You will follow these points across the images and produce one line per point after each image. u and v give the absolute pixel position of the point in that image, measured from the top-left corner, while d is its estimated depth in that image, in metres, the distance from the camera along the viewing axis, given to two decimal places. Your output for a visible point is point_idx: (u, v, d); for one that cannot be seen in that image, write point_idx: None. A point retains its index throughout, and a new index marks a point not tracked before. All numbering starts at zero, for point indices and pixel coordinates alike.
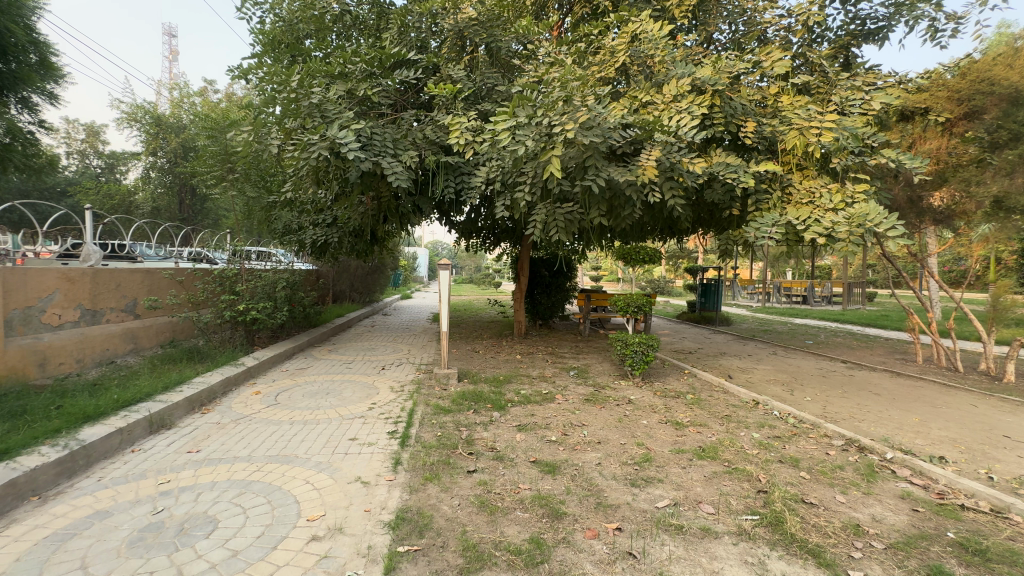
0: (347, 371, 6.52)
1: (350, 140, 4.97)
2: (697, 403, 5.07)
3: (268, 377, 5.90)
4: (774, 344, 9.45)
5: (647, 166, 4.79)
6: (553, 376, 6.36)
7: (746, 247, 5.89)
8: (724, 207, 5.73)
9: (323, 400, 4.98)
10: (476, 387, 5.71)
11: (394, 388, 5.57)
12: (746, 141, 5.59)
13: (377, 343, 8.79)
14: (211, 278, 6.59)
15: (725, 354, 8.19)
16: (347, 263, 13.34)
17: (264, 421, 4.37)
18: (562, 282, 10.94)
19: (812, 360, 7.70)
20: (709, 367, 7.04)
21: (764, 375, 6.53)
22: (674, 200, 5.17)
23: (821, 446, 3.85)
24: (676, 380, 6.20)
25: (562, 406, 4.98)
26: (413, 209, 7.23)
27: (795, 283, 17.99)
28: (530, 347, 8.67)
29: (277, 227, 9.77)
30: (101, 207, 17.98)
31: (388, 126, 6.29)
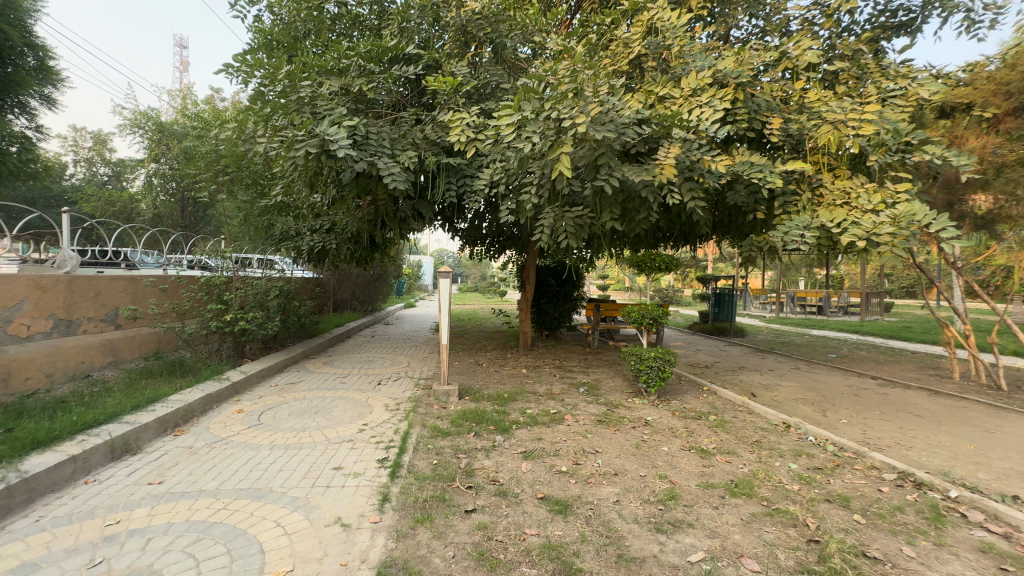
0: (340, 386, 6.08)
1: (342, 137, 4.58)
2: (721, 426, 4.59)
3: (254, 393, 5.48)
4: (795, 357, 8.93)
5: (666, 165, 4.36)
6: (562, 393, 5.89)
7: (771, 255, 5.43)
8: (748, 209, 5.29)
9: (310, 421, 4.54)
10: (478, 405, 5.25)
11: (389, 406, 5.13)
12: (771, 139, 5.16)
13: (375, 355, 8.37)
14: (199, 286, 6.22)
15: (744, 368, 7.68)
16: (348, 272, 12.98)
17: (241, 445, 3.94)
18: (569, 291, 10.51)
19: (840, 376, 7.18)
20: (729, 383, 6.54)
21: (791, 393, 6.03)
22: (694, 203, 4.73)
23: (871, 482, 3.36)
24: (696, 399, 5.71)
25: (572, 429, 4.51)
26: (413, 213, 6.85)
27: (810, 293, 17.42)
28: (537, 360, 8.22)
29: (275, 234, 9.42)
30: (104, 214, 17.81)
31: (385, 126, 5.93)
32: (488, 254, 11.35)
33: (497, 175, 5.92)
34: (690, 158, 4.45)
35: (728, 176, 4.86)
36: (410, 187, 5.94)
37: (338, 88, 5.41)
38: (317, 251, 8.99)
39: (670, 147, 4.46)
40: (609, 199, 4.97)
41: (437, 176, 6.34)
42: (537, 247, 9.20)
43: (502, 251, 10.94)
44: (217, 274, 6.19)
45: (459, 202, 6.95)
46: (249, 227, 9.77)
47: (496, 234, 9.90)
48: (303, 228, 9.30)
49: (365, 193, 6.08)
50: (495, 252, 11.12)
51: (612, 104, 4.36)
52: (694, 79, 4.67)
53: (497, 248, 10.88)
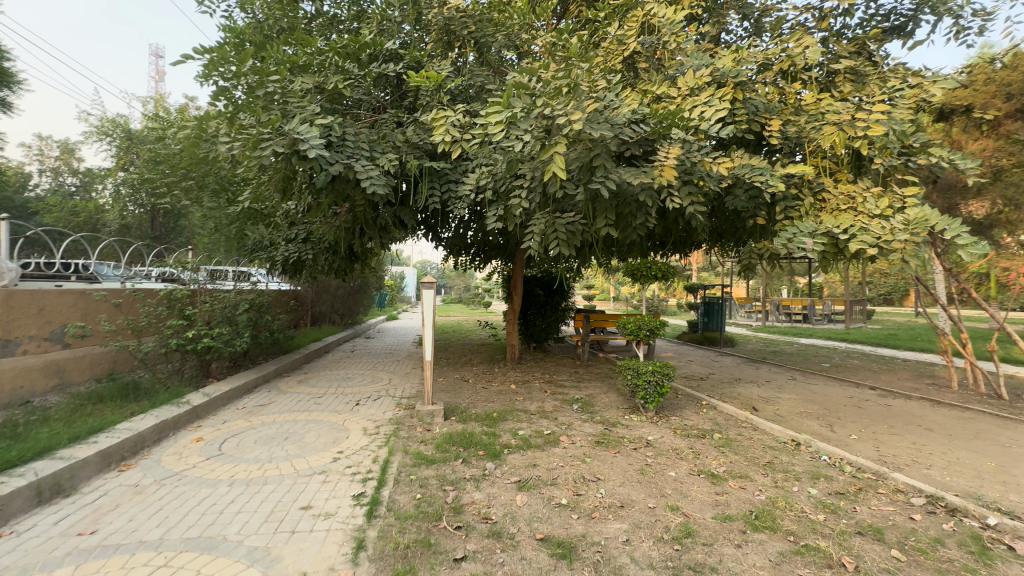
0: (315, 407, 5.60)
1: (314, 136, 4.18)
2: (728, 446, 4.27)
3: (218, 417, 4.97)
4: (789, 367, 8.74)
5: (666, 167, 4.08)
6: (555, 411, 5.52)
7: (772, 262, 5.19)
8: (748, 214, 5.05)
9: (278, 450, 4.08)
10: (466, 427, 4.85)
11: (368, 430, 4.68)
12: (771, 141, 4.95)
13: (354, 372, 7.87)
14: (159, 300, 5.71)
15: (740, 380, 7.43)
16: (327, 284, 12.46)
17: (196, 481, 3.46)
18: (558, 301, 10.18)
19: (838, 386, 6.97)
20: (728, 397, 6.26)
21: (793, 406, 5.77)
22: (694, 207, 4.46)
23: (901, 509, 3.06)
24: (696, 415, 5.40)
25: (569, 452, 4.14)
26: (395, 220, 6.47)
27: (794, 301, 17.49)
28: (526, 374, 7.85)
29: (247, 244, 8.90)
30: (67, 225, 16.90)
31: (363, 128, 5.57)
32: (473, 264, 10.99)
33: (484, 179, 5.60)
34: (691, 160, 4.19)
35: (728, 179, 4.62)
36: (390, 192, 5.57)
37: (313, 85, 5.03)
38: (293, 262, 8.51)
39: (669, 148, 4.19)
40: (603, 203, 4.68)
41: (420, 181, 5.99)
42: (525, 256, 8.87)
43: (487, 261, 10.60)
44: (179, 287, 5.69)
45: (443, 209, 6.60)
46: (219, 237, 9.23)
47: (482, 243, 9.56)
48: (278, 237, 8.81)
49: (342, 198, 5.69)
50: (480, 262, 10.77)
51: (608, 101, 4.08)
52: (693, 78, 4.43)
53: (482, 258, 10.54)
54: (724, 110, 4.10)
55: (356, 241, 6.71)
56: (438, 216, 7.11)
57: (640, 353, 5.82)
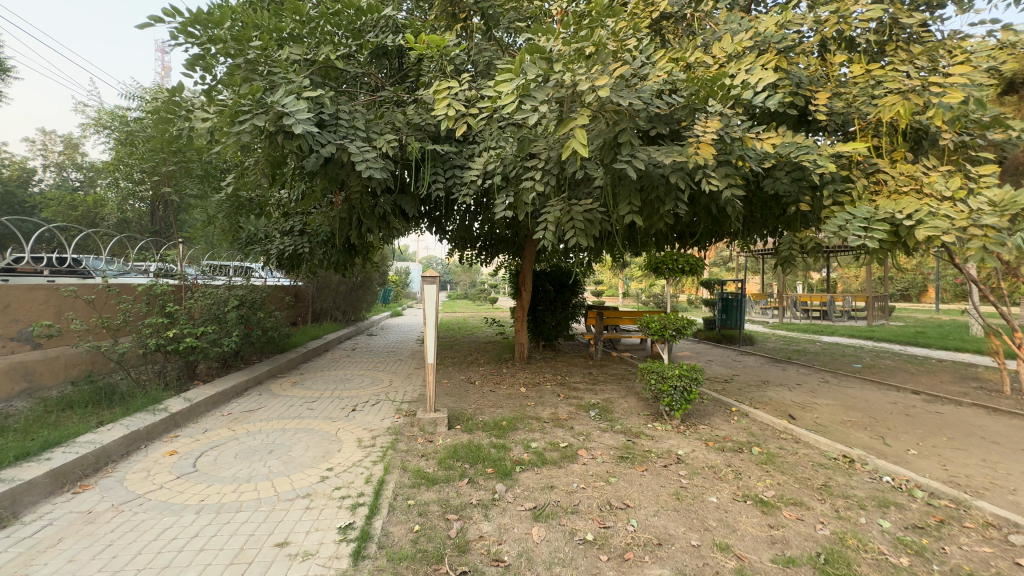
0: (307, 413, 5.12)
1: (300, 109, 3.66)
2: (771, 463, 3.74)
3: (199, 425, 4.50)
4: (817, 368, 8.16)
5: (702, 142, 3.55)
6: (570, 419, 5.01)
7: (815, 253, 4.62)
8: (785, 198, 4.52)
9: (259, 466, 3.60)
10: (472, 438, 4.34)
11: (362, 442, 4.18)
12: (818, 116, 4.36)
13: (353, 372, 7.39)
14: (139, 297, 5.24)
15: (767, 382, 6.88)
16: (328, 279, 12.07)
17: (159, 507, 2.97)
18: (568, 297, 9.66)
19: (877, 390, 6.39)
20: (759, 402, 5.71)
21: (833, 414, 5.22)
22: (733, 191, 3.91)
23: (999, 550, 2.53)
24: (728, 424, 4.86)
25: (590, 470, 3.62)
26: (395, 210, 5.99)
27: (813, 297, 16.85)
28: (536, 375, 7.34)
29: (241, 237, 8.47)
30: (66, 220, 16.55)
31: (359, 106, 5.05)
32: (479, 258, 10.52)
33: (492, 163, 5.10)
34: (731, 134, 3.64)
35: (771, 158, 4.06)
36: (389, 177, 5.05)
37: (301, 56, 4.49)
38: (289, 255, 8.06)
39: (706, 120, 3.64)
40: (627, 187, 4.17)
41: (422, 165, 5.51)
42: (535, 247, 8.38)
43: (494, 254, 10.08)
44: (160, 282, 5.25)
45: (447, 197, 6.10)
46: (212, 229, 8.80)
47: (489, 235, 9.09)
48: (273, 230, 8.35)
49: (337, 185, 5.21)
50: (487, 257, 10.30)
51: (637, 67, 3.53)
52: (731, 40, 3.86)
53: (489, 252, 10.07)
54: (771, 76, 3.55)
55: (354, 233, 6.22)
56: (442, 205, 6.58)
57: (662, 353, 5.22)
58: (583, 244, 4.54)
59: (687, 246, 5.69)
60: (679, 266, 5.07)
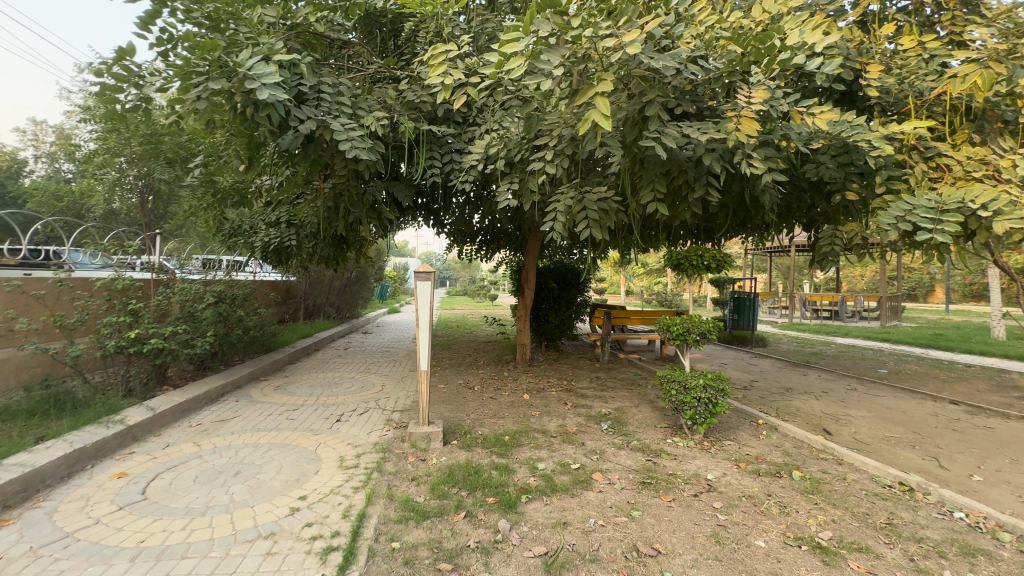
0: (286, 424, 4.58)
1: (270, 74, 3.11)
2: (818, 492, 3.21)
3: (160, 440, 3.96)
4: (840, 373, 7.63)
5: (745, 116, 3.01)
6: (580, 432, 4.48)
7: (859, 249, 4.08)
8: (826, 185, 3.99)
9: (219, 495, 3.05)
10: (470, 457, 3.80)
11: (345, 462, 3.64)
12: (869, 92, 3.80)
13: (342, 375, 6.86)
14: (100, 293, 4.69)
15: (791, 389, 6.34)
16: (321, 275, 11.55)
17: (87, 551, 2.44)
18: (573, 295, 9.12)
19: (912, 400, 5.86)
20: (787, 414, 5.17)
21: (872, 428, 4.70)
22: (774, 176, 3.37)
23: None
24: (758, 441, 4.33)
25: (608, 500, 3.09)
26: (387, 198, 5.45)
27: (823, 297, 16.36)
28: (539, 380, 6.81)
29: (224, 228, 7.94)
30: (50, 211, 15.91)
31: (345, 79, 4.48)
32: (479, 254, 10.00)
33: (495, 145, 4.58)
34: (778, 107, 3.10)
35: (819, 138, 3.52)
36: (378, 161, 4.50)
37: (277, 18, 3.92)
38: (275, 248, 7.51)
39: (748, 90, 3.09)
40: (651, 171, 3.63)
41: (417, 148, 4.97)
42: (540, 239, 7.88)
43: (495, 249, 9.54)
44: (123, 276, 4.71)
45: (443, 185, 5.55)
46: (196, 220, 8.23)
47: (490, 228, 8.58)
48: (258, 221, 7.80)
49: (322, 168, 4.67)
50: (487, 252, 9.79)
51: (669, 25, 2.97)
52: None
53: (489, 247, 9.55)
54: (830, 37, 3.00)
55: (342, 224, 5.67)
56: (439, 194, 6.03)
57: (683, 359, 4.68)
58: (597, 237, 4.01)
59: (708, 240, 5.16)
60: (703, 262, 4.52)
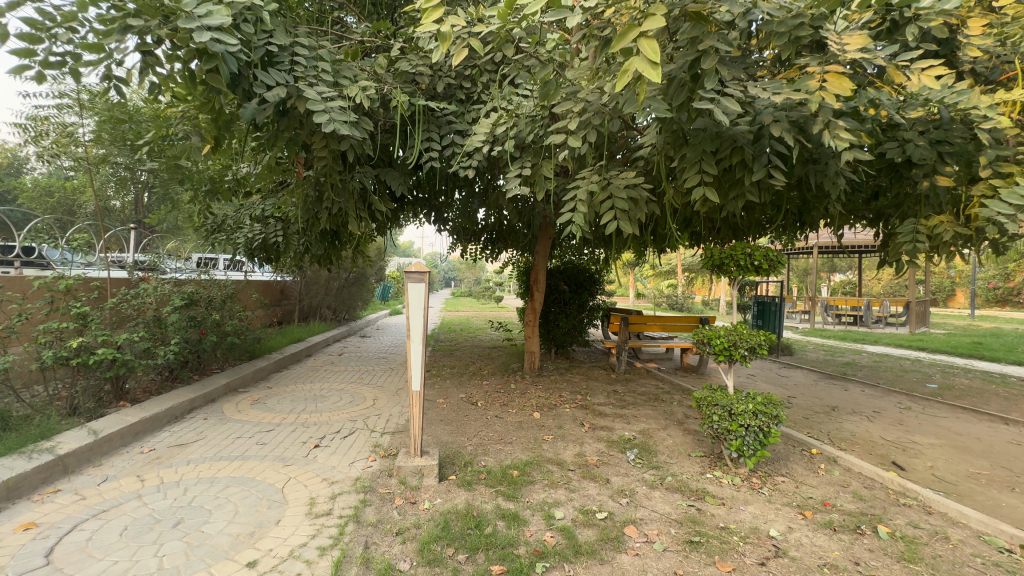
0: (255, 450, 3.88)
1: (216, 17, 2.43)
2: (923, 561, 2.47)
3: (96, 473, 3.28)
4: (885, 387, 6.86)
5: (833, 69, 2.30)
6: (603, 464, 3.76)
7: (947, 247, 3.35)
8: (909, 169, 3.26)
9: (143, 559, 2.36)
10: (471, 500, 3.10)
11: (315, 507, 2.93)
12: (970, 52, 3.07)
13: (331, 387, 6.18)
14: (42, 295, 4.04)
15: (836, 408, 5.58)
16: (317, 275, 10.96)
17: None
18: (586, 299, 8.41)
19: (981, 423, 5.09)
20: (842, 441, 4.42)
21: (951, 461, 3.95)
22: (860, 152, 2.64)
23: None
24: (819, 479, 3.59)
25: (649, 570, 2.38)
26: (379, 188, 4.78)
27: (844, 301, 15.64)
28: (551, 393, 6.10)
29: (207, 224, 7.31)
30: (40, 208, 15.32)
31: (327, 43, 3.81)
32: (484, 252, 9.33)
33: (503, 123, 3.89)
34: (876, 59, 2.38)
35: (916, 106, 2.79)
36: (365, 140, 3.83)
37: None
38: (260, 245, 6.86)
39: (837, 37, 2.38)
40: (697, 147, 2.92)
41: (412, 128, 4.30)
42: (551, 236, 7.22)
43: (501, 247, 8.86)
44: (70, 276, 4.07)
45: (444, 173, 4.86)
46: (178, 214, 7.60)
47: (496, 223, 7.91)
48: (243, 216, 7.16)
49: (300, 150, 3.99)
50: (492, 251, 9.12)
51: None
52: None
53: (495, 245, 8.89)
54: None
55: (328, 217, 5.00)
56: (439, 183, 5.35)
57: (725, 378, 3.91)
58: (627, 230, 3.29)
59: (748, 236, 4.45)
60: (754, 263, 3.71)
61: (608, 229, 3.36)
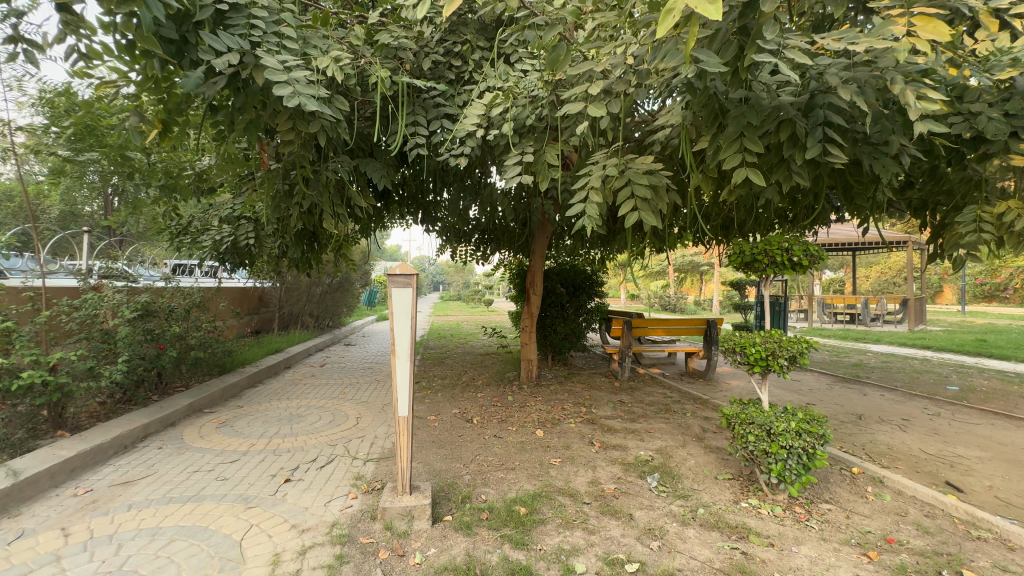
0: (213, 487, 3.29)
1: None
2: None
3: (9, 527, 2.67)
4: (905, 390, 6.48)
5: (923, 10, 1.83)
6: (623, 495, 3.25)
7: (1016, 237, 2.91)
8: (973, 148, 2.82)
9: None
10: (472, 549, 2.56)
11: (279, 568, 2.36)
12: None
13: (310, 403, 5.59)
14: None
15: (863, 416, 5.15)
16: (298, 281, 10.34)
17: None
18: (584, 301, 7.93)
19: (1021, 430, 4.70)
20: (882, 457, 3.98)
21: (1009, 480, 3.52)
22: (940, 121, 2.18)
23: None
24: (870, 506, 3.13)
25: None
26: (360, 181, 4.24)
27: (840, 299, 15.48)
28: (553, 406, 5.59)
29: (172, 226, 6.68)
30: None
31: (294, 9, 3.27)
32: (475, 253, 8.81)
33: (500, 103, 3.39)
34: None
35: (1001, 69, 2.33)
36: (339, 122, 3.28)
37: None
38: (230, 248, 6.26)
39: None
40: (739, 120, 2.43)
41: (395, 111, 3.78)
42: (548, 234, 6.77)
43: (493, 247, 8.36)
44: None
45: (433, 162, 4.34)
46: (139, 217, 6.96)
47: (489, 221, 7.42)
48: (212, 217, 6.55)
49: (264, 135, 3.43)
50: (483, 251, 8.61)
51: None
52: None
53: (487, 245, 8.38)
54: None
55: (301, 215, 4.45)
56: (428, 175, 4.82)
57: (761, 393, 3.33)
58: (651, 222, 2.80)
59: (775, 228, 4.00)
60: (790, 257, 3.23)
61: (629, 221, 2.86)
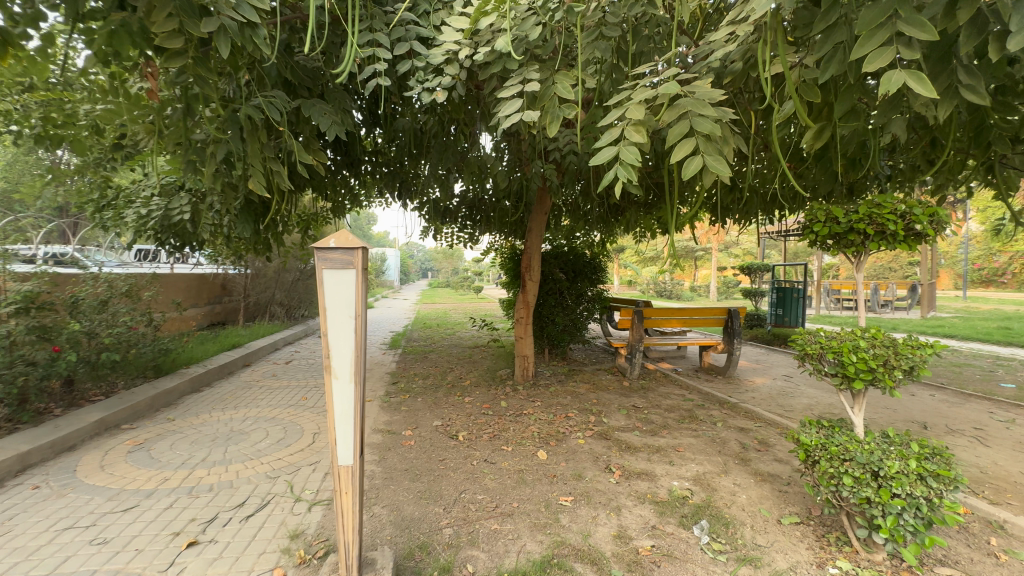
0: (80, 560, 2.28)
1: None
2: None
3: None
4: (954, 389, 5.68)
5: None
6: (665, 561, 2.32)
7: None
8: None
9: None
10: None
11: None
12: None
13: (260, 414, 4.58)
14: None
15: (928, 425, 4.29)
16: (264, 267, 9.25)
17: None
18: (584, 288, 7.01)
19: None
20: (981, 486, 3.11)
21: None
22: None
23: None
24: (1009, 575, 2.25)
25: None
26: (304, 127, 3.19)
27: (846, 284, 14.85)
28: (555, 415, 4.66)
29: (94, 200, 5.56)
30: None
31: None
32: (460, 235, 7.77)
33: (493, 8, 2.40)
34: None
35: None
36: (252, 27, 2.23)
37: None
38: (163, 226, 5.19)
39: None
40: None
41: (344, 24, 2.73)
42: (546, 208, 5.80)
43: (482, 228, 7.37)
44: None
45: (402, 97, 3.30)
46: (57, 190, 5.83)
47: (475, 194, 6.42)
48: (142, 189, 5.44)
49: (148, 53, 2.37)
50: (471, 233, 7.62)
51: None
52: None
53: (475, 225, 7.39)
54: None
55: (230, 176, 3.39)
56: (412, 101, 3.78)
57: (855, 417, 2.47)
58: (724, 174, 1.85)
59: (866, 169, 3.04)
60: (911, 230, 2.30)
61: (688, 172, 1.90)
